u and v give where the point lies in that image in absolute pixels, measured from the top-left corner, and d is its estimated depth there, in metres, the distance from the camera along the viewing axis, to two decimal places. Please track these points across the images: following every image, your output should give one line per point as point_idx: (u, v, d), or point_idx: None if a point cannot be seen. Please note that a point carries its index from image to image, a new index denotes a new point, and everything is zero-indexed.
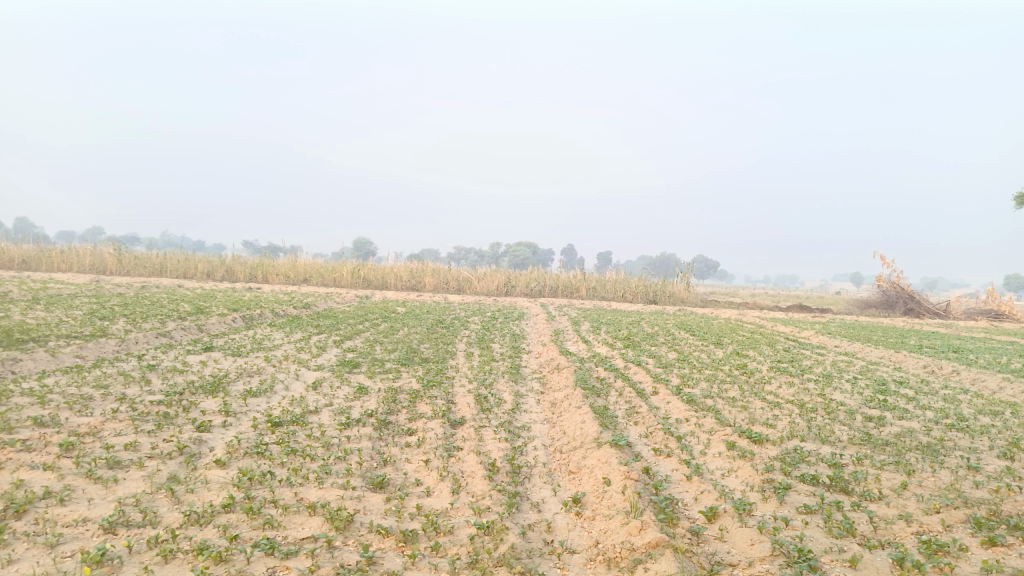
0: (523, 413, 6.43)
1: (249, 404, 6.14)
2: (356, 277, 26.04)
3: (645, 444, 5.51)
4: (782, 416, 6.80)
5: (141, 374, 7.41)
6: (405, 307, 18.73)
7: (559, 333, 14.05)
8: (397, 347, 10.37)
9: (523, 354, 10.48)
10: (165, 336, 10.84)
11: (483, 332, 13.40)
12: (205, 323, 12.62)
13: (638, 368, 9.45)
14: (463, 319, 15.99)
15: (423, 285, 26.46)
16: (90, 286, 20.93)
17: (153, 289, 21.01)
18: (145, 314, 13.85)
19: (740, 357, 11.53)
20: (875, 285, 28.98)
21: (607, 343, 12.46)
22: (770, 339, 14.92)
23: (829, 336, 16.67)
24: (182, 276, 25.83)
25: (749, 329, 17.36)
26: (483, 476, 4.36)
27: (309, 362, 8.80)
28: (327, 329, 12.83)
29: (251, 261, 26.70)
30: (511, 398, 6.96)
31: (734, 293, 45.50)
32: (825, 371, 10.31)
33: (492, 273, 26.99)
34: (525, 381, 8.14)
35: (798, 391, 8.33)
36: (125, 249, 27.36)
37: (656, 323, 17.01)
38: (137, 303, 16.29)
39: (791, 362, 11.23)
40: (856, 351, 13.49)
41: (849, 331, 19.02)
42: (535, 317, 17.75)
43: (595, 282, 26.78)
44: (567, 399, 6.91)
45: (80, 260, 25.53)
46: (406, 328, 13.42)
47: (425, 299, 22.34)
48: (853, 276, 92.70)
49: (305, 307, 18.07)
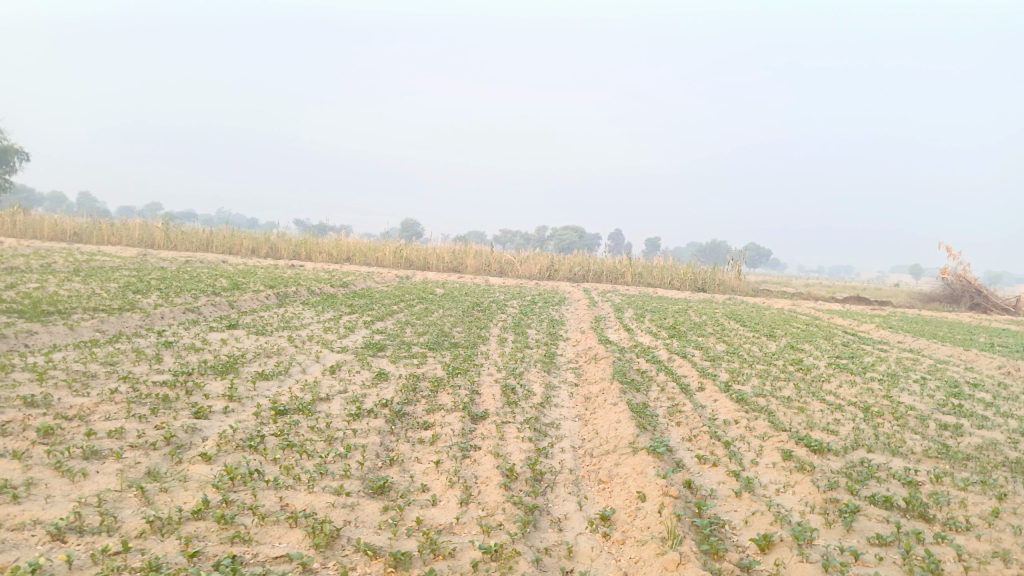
0: (553, 408, 5.85)
1: (257, 388, 5.70)
2: (397, 256, 25.80)
3: (687, 450, 4.89)
4: (844, 422, 6.07)
5: (155, 352, 7.05)
6: (444, 289, 18.25)
7: (601, 319, 13.39)
8: (428, 331, 9.86)
9: (559, 342, 9.85)
10: (193, 311, 10.56)
11: (521, 317, 12.81)
12: (237, 299, 12.34)
13: (683, 361, 8.76)
14: (501, 302, 15.42)
15: (465, 266, 26.00)
16: (134, 260, 21.03)
17: (196, 264, 20.99)
18: (180, 289, 13.67)
19: (795, 352, 10.70)
20: (939, 277, 27.44)
21: (651, 332, 11.74)
22: (827, 333, 14.00)
23: (890, 331, 15.60)
24: (228, 252, 25.89)
25: (804, 321, 16.37)
26: (498, 484, 3.80)
27: (333, 343, 8.36)
28: (359, 308, 12.40)
29: (294, 238, 26.62)
30: (541, 391, 6.39)
31: (785, 282, 43.91)
32: (890, 370, 9.44)
33: (535, 256, 26.36)
34: (559, 371, 7.54)
35: (861, 393, 7.54)
36: (173, 223, 27.60)
37: (704, 312, 16.16)
38: (176, 278, 16.20)
39: (851, 358, 10.36)
40: (922, 348, 12.48)
41: (912, 325, 17.87)
42: (577, 302, 17.12)
43: (641, 267, 25.93)
44: (603, 394, 6.30)
45: (129, 234, 25.80)
46: (441, 311, 12.92)
47: (466, 280, 21.87)
48: (912, 268, 89.16)
49: (342, 285, 17.75)
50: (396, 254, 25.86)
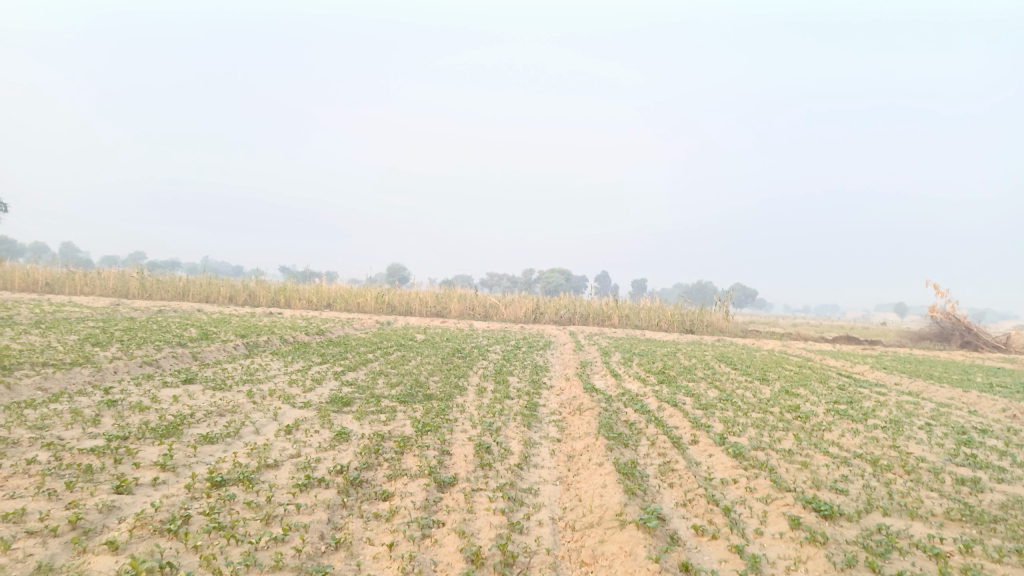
0: (532, 470, 5.26)
1: (198, 454, 5.07)
2: (379, 302, 25.27)
3: (682, 519, 4.31)
4: (852, 478, 5.51)
5: (94, 412, 6.39)
6: (425, 335, 17.64)
7: (586, 365, 12.81)
8: (401, 381, 9.23)
9: (542, 391, 9.25)
10: (151, 365, 9.88)
11: (502, 364, 12.18)
12: (202, 350, 11.66)
13: (673, 410, 8.17)
14: (483, 348, 14.80)
15: (449, 310, 25.41)
16: (104, 310, 20.29)
17: (168, 314, 20.28)
18: (143, 340, 12.96)
19: (791, 397, 10.14)
20: (927, 315, 27.15)
21: (639, 378, 11.15)
22: (821, 375, 13.48)
23: (886, 373, 15.08)
24: (205, 301, 25.21)
25: (796, 363, 15.83)
26: (460, 574, 3.21)
27: (296, 398, 7.71)
28: (331, 358, 11.75)
29: (274, 285, 26.02)
30: (519, 449, 5.80)
31: (773, 322, 43.53)
32: (891, 416, 8.89)
33: (519, 299, 25.86)
34: (540, 425, 6.94)
35: (866, 443, 6.98)
36: (149, 271, 26.92)
37: (693, 355, 15.62)
38: (143, 328, 15.50)
39: (849, 404, 9.81)
40: (921, 391, 11.96)
41: (905, 366, 17.40)
42: (562, 346, 16.54)
43: (628, 310, 25.46)
44: (587, 451, 5.72)
45: (103, 283, 25.10)
46: (418, 359, 12.29)
47: (449, 325, 21.27)
48: (896, 306, 89.53)
49: (318, 333, 17.10)
50: (378, 299, 25.34)
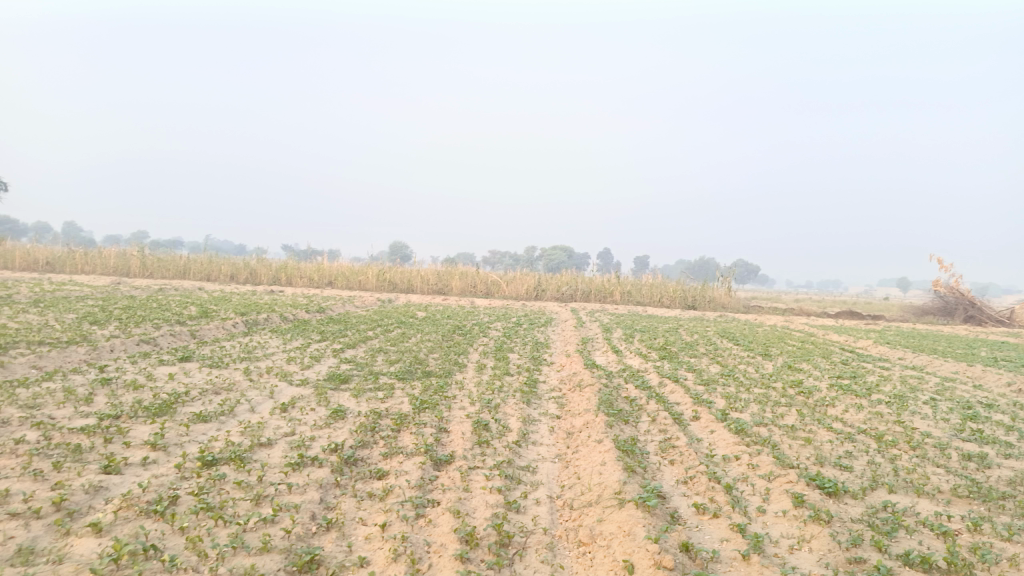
0: (531, 447, 5.16)
1: (190, 433, 4.98)
2: (381, 279, 25.18)
3: (682, 497, 4.22)
4: (856, 455, 5.41)
5: (88, 391, 6.30)
6: (426, 312, 17.53)
7: (588, 341, 12.72)
8: (401, 358, 9.13)
9: (543, 368, 9.15)
10: (149, 343, 9.79)
11: (503, 340, 12.08)
12: (201, 328, 11.57)
13: (675, 386, 8.06)
14: (484, 325, 14.70)
15: (450, 287, 25.31)
16: (104, 288, 20.21)
17: (168, 292, 20.20)
18: (142, 318, 12.88)
19: (794, 373, 10.03)
20: (931, 290, 26.97)
21: (641, 354, 11.04)
22: (824, 350, 13.37)
23: (890, 347, 14.96)
24: (206, 279, 25.12)
25: (799, 338, 15.72)
26: (453, 556, 3.13)
27: (293, 376, 7.62)
28: (330, 335, 11.65)
29: (275, 263, 25.92)
30: (518, 426, 5.70)
31: (776, 297, 43.35)
32: (896, 391, 8.78)
33: (521, 276, 25.74)
34: (539, 402, 6.84)
35: (871, 418, 6.88)
36: (150, 249, 26.80)
37: (696, 331, 15.52)
38: (142, 306, 15.43)
39: (853, 379, 9.71)
40: (926, 366, 11.83)
41: (909, 340, 17.28)
42: (564, 323, 16.44)
43: (630, 285, 25.34)
44: (587, 427, 5.62)
45: (104, 261, 25.01)
46: (418, 336, 12.19)
47: (450, 302, 21.18)
48: (899, 282, 89.17)
49: (318, 310, 17.01)
50: (379, 277, 25.24)
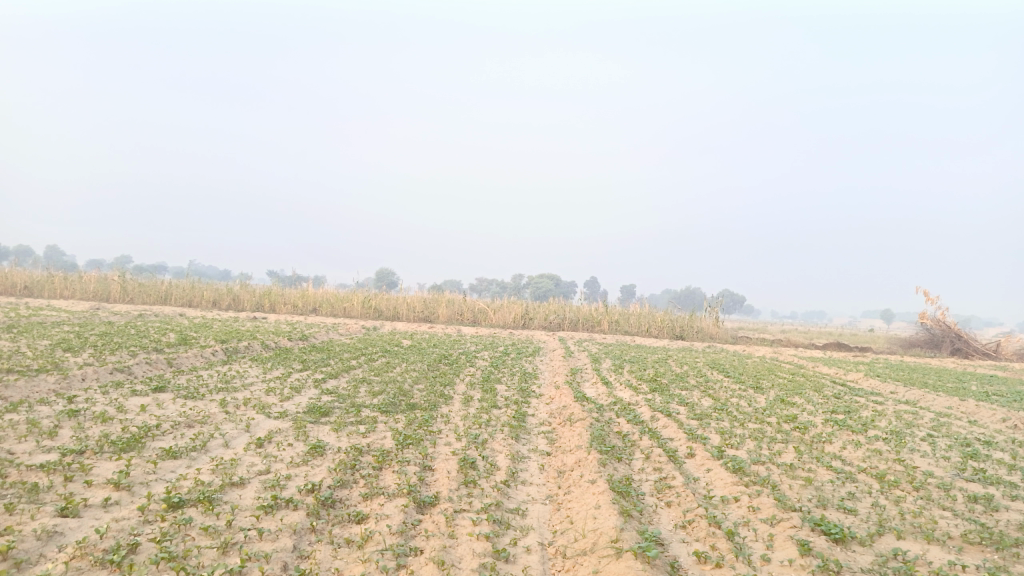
0: (520, 487, 4.90)
1: (157, 471, 4.68)
2: (366, 306, 24.86)
3: (682, 545, 3.97)
4: (859, 496, 5.19)
5: (52, 423, 5.96)
6: (411, 340, 17.24)
7: (577, 372, 12.48)
8: (384, 389, 8.84)
9: (531, 400, 8.88)
10: (123, 372, 9.43)
11: (489, 371, 11.80)
12: (178, 356, 11.22)
13: (668, 421, 7.82)
14: (471, 355, 14.42)
15: (437, 315, 25.02)
16: (82, 314, 19.76)
17: (148, 318, 19.77)
18: (118, 346, 12.48)
19: (787, 406, 9.82)
20: (917, 322, 26.99)
21: (631, 386, 10.80)
22: (815, 383, 13.19)
23: (880, 380, 14.82)
24: (188, 305, 24.70)
25: (789, 370, 15.55)
26: None
27: (271, 408, 7.31)
28: (313, 365, 11.32)
29: (259, 289, 25.55)
30: (506, 463, 5.44)
31: (762, 328, 43.36)
32: (892, 426, 8.58)
33: (508, 304, 25.51)
34: (528, 437, 6.58)
35: (870, 456, 6.67)
36: (131, 274, 26.36)
37: (685, 362, 15.32)
38: (119, 333, 15.01)
39: (847, 413, 9.50)
40: (919, 400, 11.67)
41: (898, 373, 17.16)
42: (552, 353, 16.20)
43: (618, 315, 25.17)
44: (578, 466, 5.37)
45: (83, 286, 24.54)
46: (403, 366, 11.89)
47: (436, 331, 20.90)
48: (883, 313, 89.76)
49: (301, 338, 16.67)
50: (365, 304, 24.92)
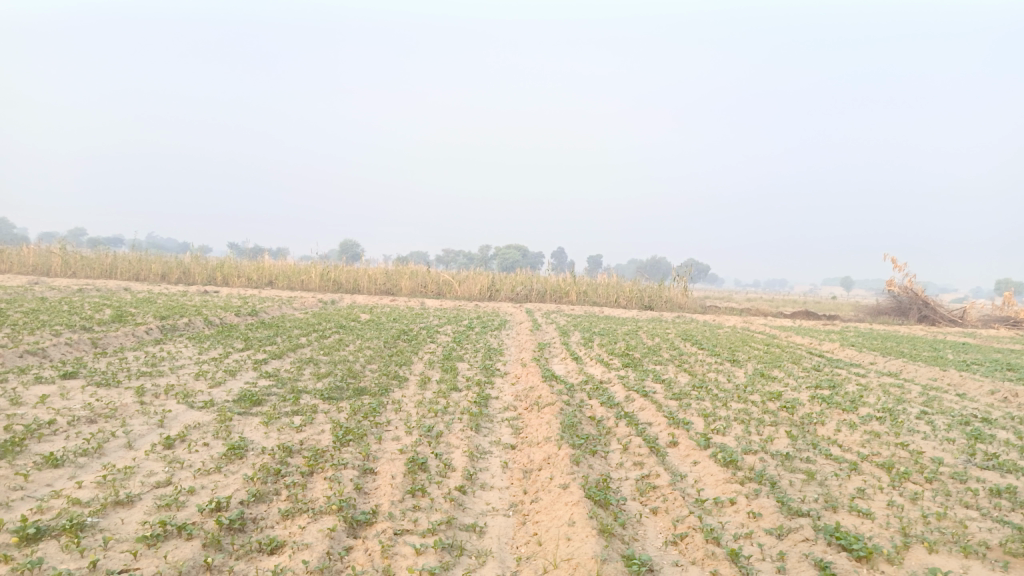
0: (477, 493, 4.12)
1: (26, 485, 3.76)
2: (325, 279, 23.75)
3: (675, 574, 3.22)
4: (871, 495, 4.49)
5: None
6: (370, 315, 16.27)
7: (545, 347, 11.69)
8: (332, 372, 7.95)
9: (495, 381, 8.07)
10: (36, 355, 8.33)
11: (451, 347, 10.92)
12: (106, 335, 10.14)
13: (645, 402, 7.07)
14: (432, 329, 13.57)
15: (399, 288, 24.03)
16: (14, 289, 18.33)
17: (87, 293, 18.41)
18: (40, 324, 11.31)
19: (769, 382, 9.17)
20: (885, 290, 26.76)
21: (604, 362, 10.02)
22: (793, 355, 12.61)
23: (856, 350, 14.31)
24: (135, 279, 23.26)
25: (764, 342, 14.96)
26: None
27: (195, 397, 6.36)
28: (256, 343, 10.34)
29: (211, 262, 24.24)
30: (462, 462, 4.63)
31: (729, 297, 43.12)
32: (883, 403, 7.96)
33: (474, 275, 24.68)
34: (491, 427, 5.77)
35: (869, 441, 5.99)
36: (73, 246, 24.77)
37: (657, 334, 14.67)
38: (48, 309, 13.79)
39: (833, 389, 8.85)
40: (901, 372, 11.16)
41: (873, 342, 16.72)
42: (518, 326, 15.40)
43: (586, 285, 24.48)
44: (547, 464, 4.58)
45: (21, 260, 22.94)
46: (357, 343, 10.96)
47: (398, 303, 19.93)
48: (845, 280, 90.79)
49: (251, 314, 15.58)
50: (324, 276, 23.81)
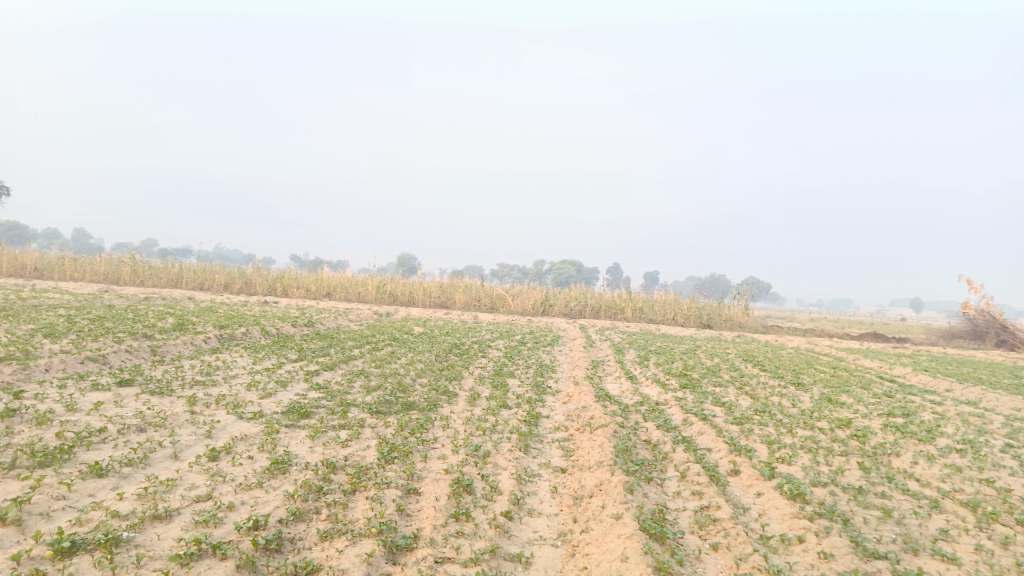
0: (525, 520, 3.90)
1: (69, 495, 3.73)
2: (381, 291, 23.93)
3: None
4: (955, 537, 4.08)
5: None
6: (424, 328, 16.23)
7: (599, 365, 11.40)
8: (381, 385, 7.85)
9: (546, 399, 7.84)
10: (96, 361, 8.49)
11: (503, 363, 10.74)
12: (165, 343, 10.31)
13: (703, 426, 6.74)
14: (484, 343, 13.44)
15: (453, 302, 24.03)
16: (85, 296, 18.99)
17: (152, 301, 18.93)
18: (104, 331, 11.60)
19: (836, 407, 8.69)
20: (960, 312, 25.46)
21: (660, 382, 9.67)
22: (861, 379, 11.98)
23: (930, 376, 13.53)
24: (199, 288, 23.86)
25: (829, 364, 14.32)
26: None
27: (245, 408, 6.33)
28: (309, 354, 10.37)
29: (271, 273, 24.71)
30: (509, 485, 4.42)
31: (791, 316, 41.71)
32: (963, 434, 7.42)
33: (528, 290, 24.52)
34: (541, 448, 5.54)
35: (950, 476, 5.53)
36: (142, 256, 25.61)
37: (716, 354, 14.20)
38: (113, 316, 14.18)
39: (908, 417, 8.30)
40: (981, 400, 10.46)
41: (948, 367, 15.84)
42: (572, 342, 15.13)
43: (642, 302, 24.03)
44: (599, 491, 4.33)
45: (93, 268, 23.82)
46: (408, 356, 10.88)
47: (452, 317, 19.89)
48: (914, 301, 87.19)
49: (306, 325, 15.72)
50: (380, 288, 24.00)
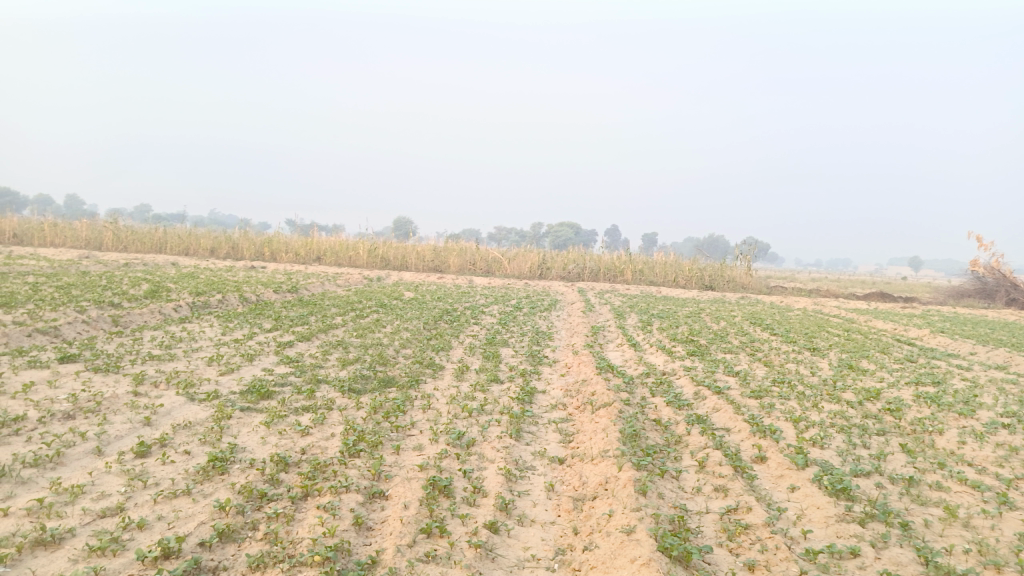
0: (513, 534, 3.14)
1: None
2: (372, 255, 23.05)
3: None
4: None
5: None
6: (414, 293, 15.40)
7: (600, 331, 10.61)
8: (360, 358, 7.05)
9: (543, 371, 7.07)
10: (46, 334, 7.66)
11: (496, 330, 9.95)
12: (130, 313, 9.49)
13: (719, 402, 5.98)
14: (477, 309, 12.65)
15: (448, 265, 23.20)
16: (59, 262, 18.08)
17: (130, 267, 18.03)
18: (67, 299, 10.74)
19: (860, 375, 7.93)
20: (969, 271, 24.66)
21: (666, 350, 8.89)
22: (879, 342, 11.23)
23: (949, 338, 12.78)
24: (184, 253, 22.94)
25: (841, 326, 13.57)
26: None
27: (198, 387, 5.55)
28: (286, 323, 9.55)
29: (259, 236, 23.75)
30: (496, 485, 3.66)
31: (792, 277, 40.78)
32: (1006, 405, 6.65)
33: (524, 252, 23.72)
34: (535, 433, 4.78)
35: (1007, 459, 4.77)
36: (126, 220, 24.63)
37: (722, 317, 13.43)
38: (84, 284, 13.30)
39: (939, 386, 7.55)
40: (1010, 364, 9.72)
41: (965, 328, 15.09)
42: (571, 307, 14.36)
43: (642, 263, 23.22)
44: (604, 493, 3.58)
45: (74, 234, 22.86)
46: (395, 324, 10.10)
47: (445, 281, 19.06)
48: (913, 260, 86.66)
49: (290, 291, 14.88)
50: (371, 252, 23.11)
